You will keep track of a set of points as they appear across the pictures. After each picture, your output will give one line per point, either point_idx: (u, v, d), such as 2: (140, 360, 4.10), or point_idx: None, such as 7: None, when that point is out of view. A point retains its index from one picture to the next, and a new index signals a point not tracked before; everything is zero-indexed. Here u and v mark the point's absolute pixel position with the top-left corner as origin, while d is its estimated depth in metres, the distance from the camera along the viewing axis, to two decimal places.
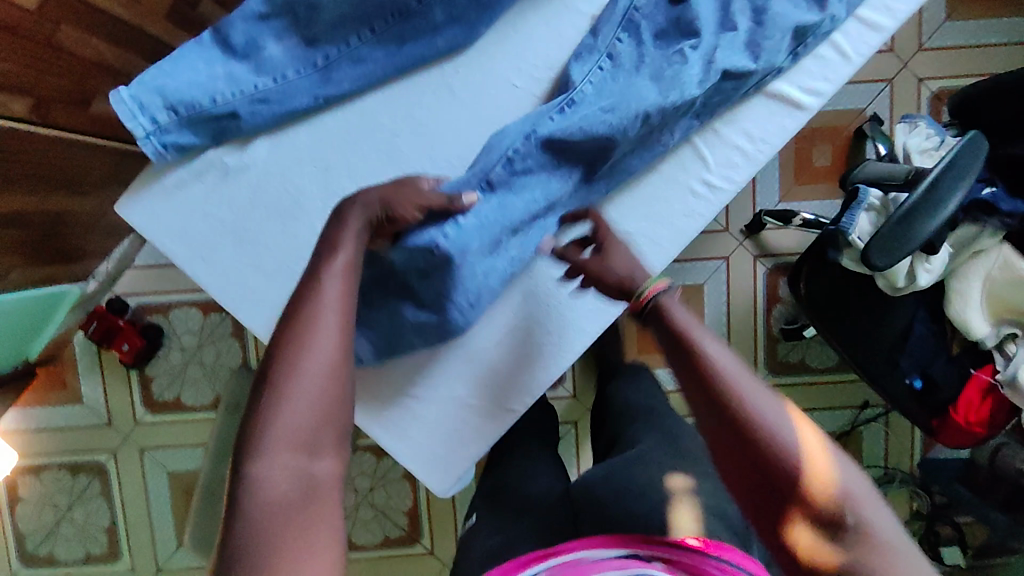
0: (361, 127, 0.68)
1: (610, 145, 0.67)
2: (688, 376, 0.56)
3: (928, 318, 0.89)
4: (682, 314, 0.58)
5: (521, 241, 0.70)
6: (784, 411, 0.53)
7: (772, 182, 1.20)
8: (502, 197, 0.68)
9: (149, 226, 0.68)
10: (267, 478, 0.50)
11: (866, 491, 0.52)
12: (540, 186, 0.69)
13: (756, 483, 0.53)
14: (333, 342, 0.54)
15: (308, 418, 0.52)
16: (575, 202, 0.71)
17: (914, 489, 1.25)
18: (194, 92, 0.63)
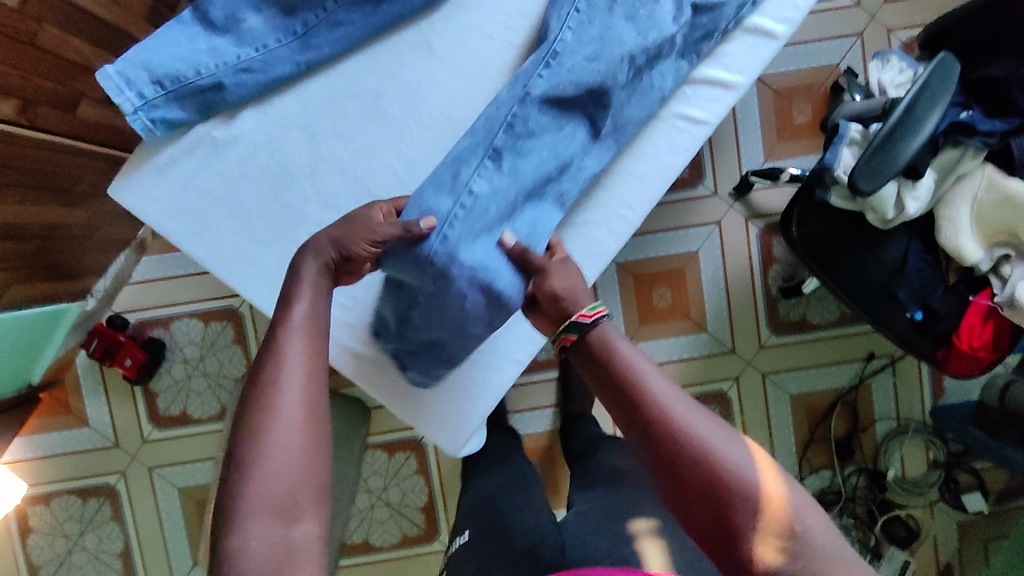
0: (344, 90, 0.69)
1: (602, 90, 0.69)
2: (624, 401, 0.56)
3: (921, 249, 0.90)
4: (616, 339, 0.60)
5: (534, 207, 0.69)
6: (721, 429, 0.55)
7: (756, 142, 1.22)
8: (512, 161, 0.68)
9: (144, 206, 0.68)
10: (244, 548, 0.49)
11: (800, 495, 0.54)
12: (547, 146, 0.69)
13: (703, 503, 0.54)
14: (303, 401, 0.54)
15: (279, 483, 0.51)
16: (582, 157, 0.71)
17: (930, 437, 1.27)
18: (178, 65, 0.64)
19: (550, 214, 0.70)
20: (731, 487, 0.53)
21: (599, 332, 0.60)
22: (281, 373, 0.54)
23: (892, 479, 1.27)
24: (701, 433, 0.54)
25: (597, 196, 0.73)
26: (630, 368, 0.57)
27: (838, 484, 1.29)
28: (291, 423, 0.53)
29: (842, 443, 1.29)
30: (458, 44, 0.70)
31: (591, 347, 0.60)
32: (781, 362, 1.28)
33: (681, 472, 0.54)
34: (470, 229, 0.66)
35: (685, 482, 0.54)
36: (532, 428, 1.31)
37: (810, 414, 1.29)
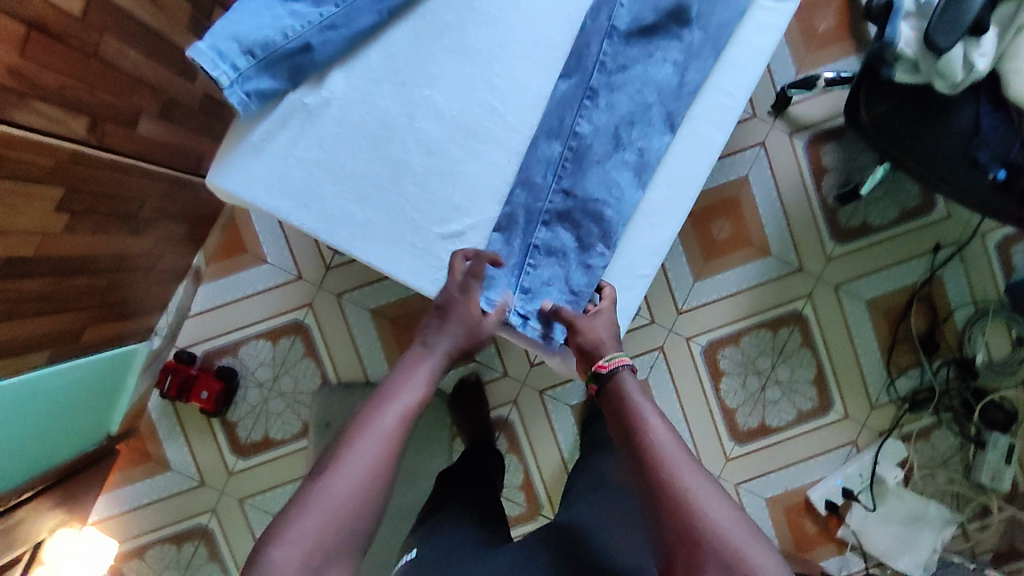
0: (427, 31, 0.68)
1: (682, 9, 0.68)
2: (629, 445, 0.58)
3: (991, 109, 0.89)
4: (634, 389, 0.62)
5: (645, 133, 0.69)
6: (707, 484, 0.55)
7: (786, 58, 1.23)
8: (608, 98, 0.69)
9: (246, 185, 0.67)
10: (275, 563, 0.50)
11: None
12: (639, 78, 0.69)
13: (678, 547, 0.53)
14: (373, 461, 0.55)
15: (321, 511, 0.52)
16: (678, 74, 0.69)
17: (1010, 316, 1.26)
18: (265, 32, 0.62)
19: (654, 139, 0.69)
20: (710, 550, 0.52)
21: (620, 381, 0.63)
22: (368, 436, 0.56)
23: (982, 364, 1.25)
24: (693, 487, 0.54)
25: (702, 105, 0.70)
26: (639, 414, 0.59)
27: (929, 379, 1.28)
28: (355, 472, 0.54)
29: (926, 338, 1.28)
30: None
31: (607, 393, 0.62)
32: (850, 270, 1.28)
33: (664, 522, 0.54)
34: (575, 164, 0.69)
35: (670, 535, 0.53)
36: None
37: (888, 315, 1.29)
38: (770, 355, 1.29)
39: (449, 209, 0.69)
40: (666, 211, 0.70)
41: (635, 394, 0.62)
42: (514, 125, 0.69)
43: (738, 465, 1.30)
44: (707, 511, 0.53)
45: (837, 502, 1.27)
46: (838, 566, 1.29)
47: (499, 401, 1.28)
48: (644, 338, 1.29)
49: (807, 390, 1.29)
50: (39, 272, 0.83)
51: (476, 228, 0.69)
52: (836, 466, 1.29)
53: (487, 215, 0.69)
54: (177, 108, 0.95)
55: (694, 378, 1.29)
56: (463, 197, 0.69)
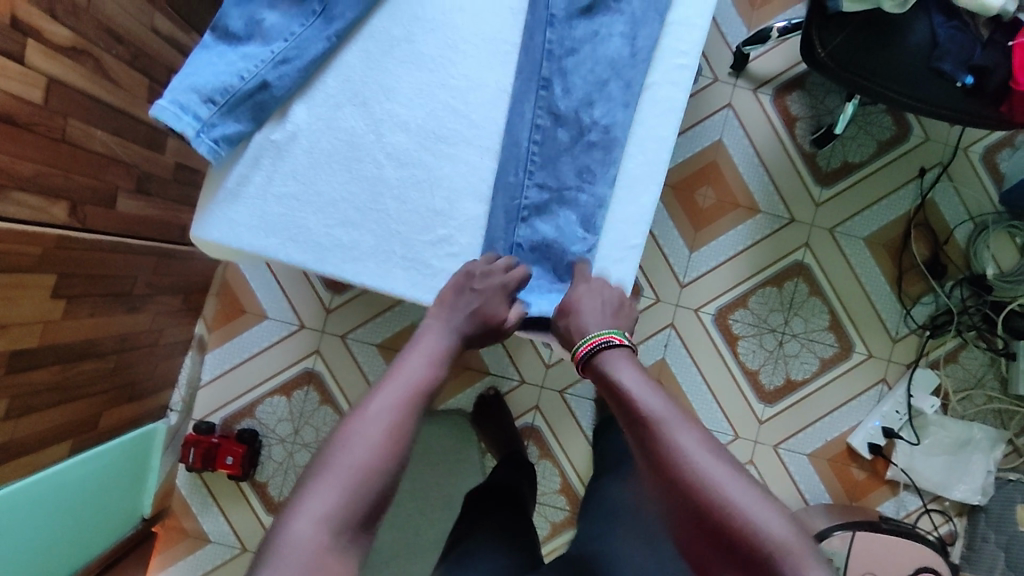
0: (377, 48, 0.68)
1: None
2: (626, 427, 0.56)
3: (945, 19, 0.90)
4: (623, 365, 0.60)
5: (605, 108, 0.68)
6: (694, 441, 0.53)
7: (733, 19, 1.27)
8: (563, 83, 0.68)
9: (230, 231, 0.68)
10: (293, 534, 0.46)
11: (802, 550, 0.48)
12: (591, 56, 0.68)
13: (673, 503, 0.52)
14: (379, 439, 0.52)
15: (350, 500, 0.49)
16: (625, 44, 0.68)
17: (1010, 225, 1.25)
18: (221, 78, 0.64)
19: (616, 115, 0.67)
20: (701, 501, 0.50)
21: (607, 360, 0.61)
22: (370, 418, 0.53)
23: (993, 277, 1.23)
24: (695, 462, 0.52)
25: (663, 66, 0.68)
26: (630, 390, 0.57)
27: (945, 302, 1.27)
28: (373, 423, 0.53)
29: (931, 263, 1.27)
30: None
31: (594, 370, 0.61)
32: (839, 213, 1.28)
33: (668, 499, 0.52)
34: (536, 152, 0.68)
35: (678, 512, 0.52)
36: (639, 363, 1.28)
37: (889, 249, 1.28)
38: (781, 311, 1.28)
39: (431, 216, 0.69)
40: (643, 177, 0.69)
41: (623, 370, 0.59)
42: (480, 123, 0.69)
43: (773, 426, 1.28)
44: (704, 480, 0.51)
45: (880, 444, 1.26)
46: (894, 508, 1.27)
47: (522, 409, 1.26)
48: (651, 318, 1.28)
49: (825, 337, 1.28)
50: (45, 363, 0.84)
51: (462, 229, 0.69)
52: (871, 408, 1.28)
53: (470, 216, 0.69)
54: (152, 181, 0.96)
55: (710, 347, 1.28)
56: (445, 201, 0.69)
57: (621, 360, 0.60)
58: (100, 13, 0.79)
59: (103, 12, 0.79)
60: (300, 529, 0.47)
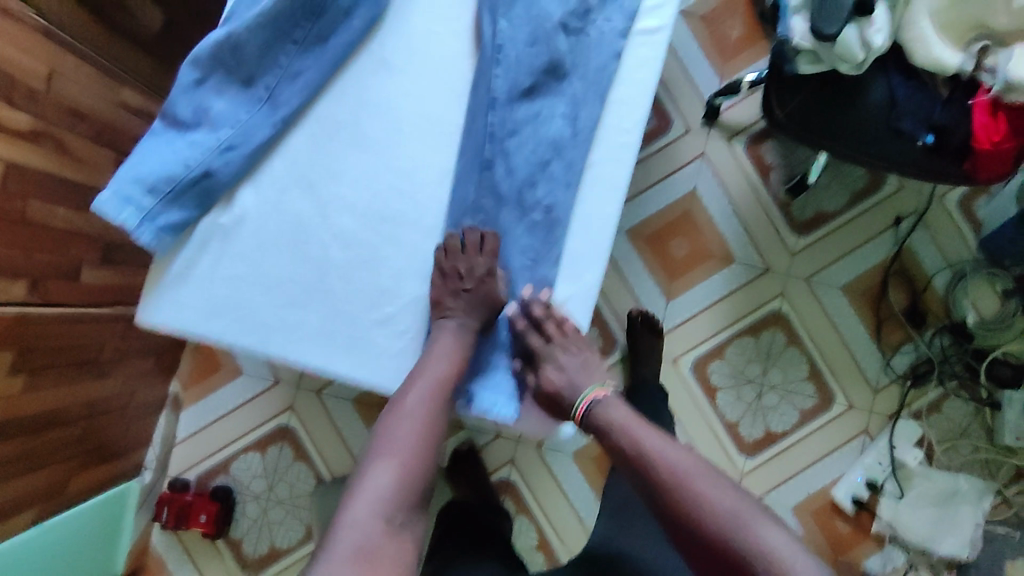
0: (324, 132, 0.69)
1: (556, 64, 0.68)
2: (629, 470, 0.66)
3: (903, 79, 0.90)
4: (618, 413, 0.69)
5: (548, 188, 0.68)
6: (685, 465, 0.64)
7: (704, 71, 1.28)
8: (505, 164, 0.68)
9: (177, 314, 0.68)
10: (352, 520, 0.59)
11: (792, 547, 0.58)
12: (533, 136, 0.68)
13: (678, 521, 0.62)
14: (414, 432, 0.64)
15: (399, 485, 0.62)
16: (567, 125, 0.68)
17: (990, 271, 1.23)
18: (167, 167, 0.65)
19: (559, 195, 0.67)
20: (697, 512, 0.61)
21: (603, 410, 0.71)
22: (405, 414, 0.65)
23: (975, 326, 1.22)
24: (693, 488, 0.62)
25: (606, 147, 0.69)
26: (628, 436, 0.67)
27: (925, 351, 1.26)
28: (409, 420, 0.64)
29: (910, 312, 1.26)
30: (408, 49, 0.69)
31: (592, 423, 0.70)
32: (814, 261, 1.28)
33: (672, 520, 0.63)
34: (479, 233, 0.68)
35: (682, 528, 0.62)
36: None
37: (866, 296, 1.28)
38: (758, 361, 1.28)
39: (376, 296, 0.68)
40: (588, 256, 0.69)
41: (618, 417, 0.69)
42: (424, 203, 0.69)
43: (755, 478, 1.26)
44: (699, 497, 0.62)
45: (864, 497, 1.23)
46: (881, 564, 1.24)
47: (498, 463, 1.25)
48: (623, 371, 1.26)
49: (805, 388, 1.27)
50: (7, 438, 0.84)
51: (407, 309, 0.69)
52: (853, 460, 1.26)
53: (416, 296, 0.69)
54: (118, 250, 0.97)
55: (687, 397, 1.28)
56: (389, 281, 0.69)
57: (615, 407, 0.70)
58: (58, 94, 0.80)
59: (65, 93, 0.81)
60: (353, 520, 0.59)
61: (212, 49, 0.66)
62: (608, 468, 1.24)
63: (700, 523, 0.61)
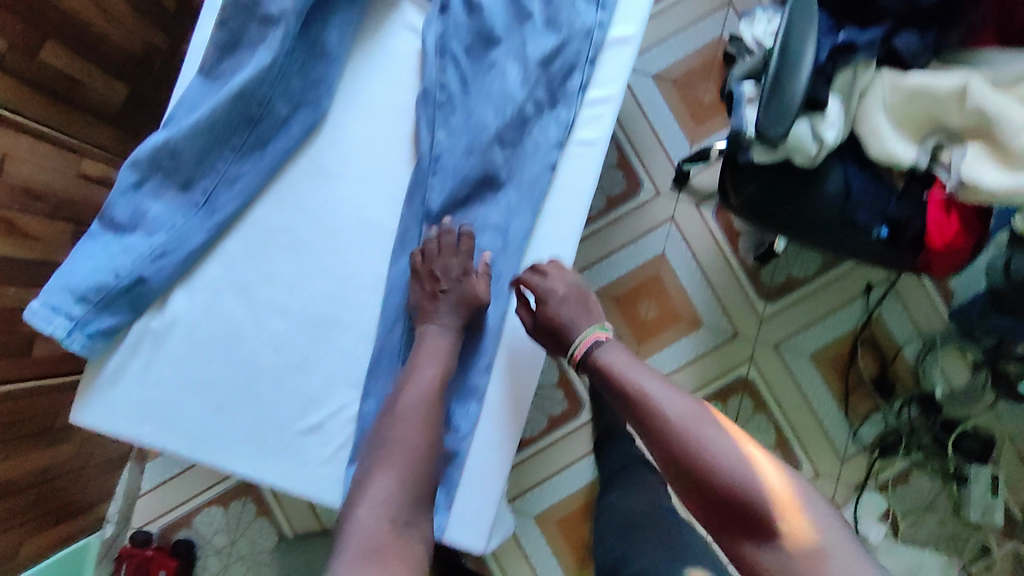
0: (259, 238, 0.69)
1: (491, 177, 0.68)
2: (631, 414, 0.63)
3: (859, 170, 0.89)
4: (618, 357, 0.66)
5: (480, 300, 0.69)
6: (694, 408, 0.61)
7: (675, 134, 1.27)
8: None
9: (107, 417, 0.67)
10: (358, 527, 0.55)
11: (801, 496, 0.57)
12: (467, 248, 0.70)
13: (691, 464, 0.59)
14: (415, 430, 0.61)
15: (400, 488, 0.58)
16: (498, 239, 0.69)
17: (960, 342, 1.21)
18: (97, 275, 0.65)
19: (489, 308, 0.69)
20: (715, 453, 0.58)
21: (602, 353, 0.67)
22: (403, 412, 0.62)
23: (942, 397, 1.21)
24: (707, 431, 0.59)
25: (539, 259, 0.69)
26: (632, 382, 0.63)
27: (893, 422, 1.24)
28: (410, 411, 0.62)
29: (879, 381, 1.25)
30: (347, 155, 0.69)
31: (590, 363, 0.66)
32: (784, 328, 1.27)
33: (681, 459, 0.59)
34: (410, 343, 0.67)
35: (693, 470, 0.58)
36: (561, 494, 1.25)
37: (835, 367, 1.27)
38: None
39: (306, 402, 0.68)
40: (520, 367, 0.70)
41: (619, 361, 0.66)
42: (357, 309, 0.69)
43: None
44: (716, 445, 0.58)
45: None
46: None
47: None
48: (588, 434, 1.26)
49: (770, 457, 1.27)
50: None
51: (337, 415, 0.68)
52: None
53: (346, 403, 0.68)
54: None
55: None
56: (319, 387, 0.68)
57: (614, 352, 0.66)
58: (12, 177, 0.79)
59: (15, 176, 0.80)
60: (361, 520, 0.55)
61: (151, 154, 0.66)
62: (571, 533, 1.24)
63: (708, 470, 0.58)
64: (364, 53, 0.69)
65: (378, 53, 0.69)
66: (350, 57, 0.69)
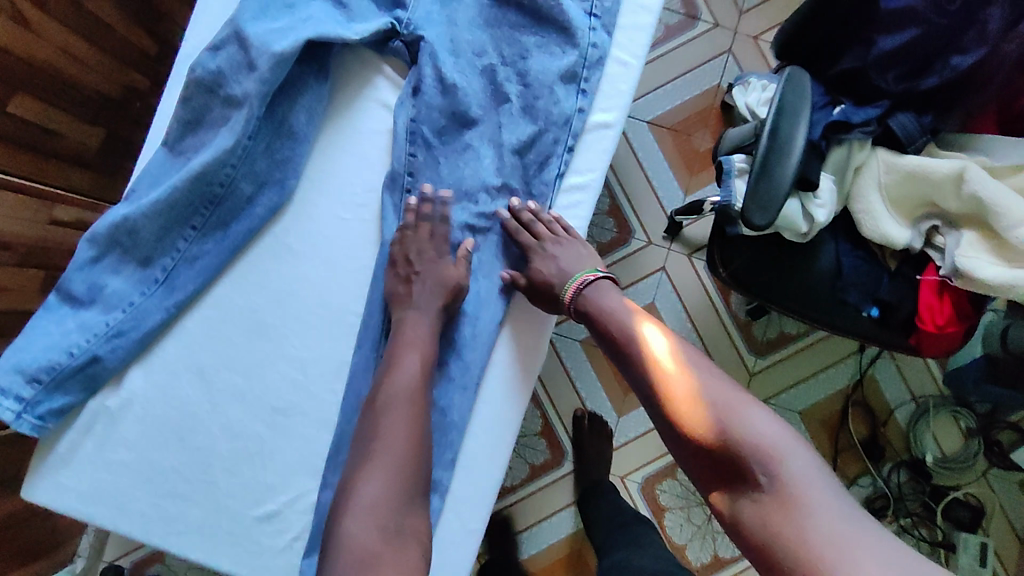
0: (220, 317, 0.67)
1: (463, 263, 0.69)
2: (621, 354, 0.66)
3: (851, 248, 0.87)
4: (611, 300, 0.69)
5: (444, 390, 0.67)
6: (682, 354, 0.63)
7: (669, 182, 1.24)
8: None
9: (59, 496, 0.65)
10: (350, 540, 0.54)
11: (782, 439, 0.55)
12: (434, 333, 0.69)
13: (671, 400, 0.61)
14: (402, 426, 0.60)
15: (389, 492, 0.57)
16: (468, 326, 0.69)
17: (955, 408, 1.20)
18: (49, 355, 0.63)
19: (454, 400, 0.67)
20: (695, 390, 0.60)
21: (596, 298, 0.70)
22: (389, 409, 0.61)
23: (933, 464, 1.19)
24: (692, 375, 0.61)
25: (509, 346, 0.70)
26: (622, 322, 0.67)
27: (882, 486, 1.21)
28: (399, 404, 0.61)
29: (869, 444, 1.22)
30: (313, 235, 0.69)
31: (584, 305, 0.70)
32: (774, 384, 1.24)
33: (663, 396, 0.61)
34: None
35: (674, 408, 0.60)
36: (541, 544, 1.22)
37: (826, 424, 1.23)
38: None
39: (262, 490, 0.66)
40: (484, 458, 0.68)
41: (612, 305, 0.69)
42: (318, 395, 0.67)
43: None
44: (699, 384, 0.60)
45: None
46: None
47: None
48: (571, 484, 1.23)
49: None
50: None
51: (294, 504, 0.66)
52: None
53: (303, 491, 0.66)
54: None
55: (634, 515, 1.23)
56: (277, 476, 0.66)
57: (608, 295, 0.70)
58: None
59: None
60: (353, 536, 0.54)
61: (110, 230, 0.65)
62: None
63: (685, 408, 0.59)
64: (338, 134, 0.70)
65: (352, 136, 0.70)
66: (323, 138, 0.70)
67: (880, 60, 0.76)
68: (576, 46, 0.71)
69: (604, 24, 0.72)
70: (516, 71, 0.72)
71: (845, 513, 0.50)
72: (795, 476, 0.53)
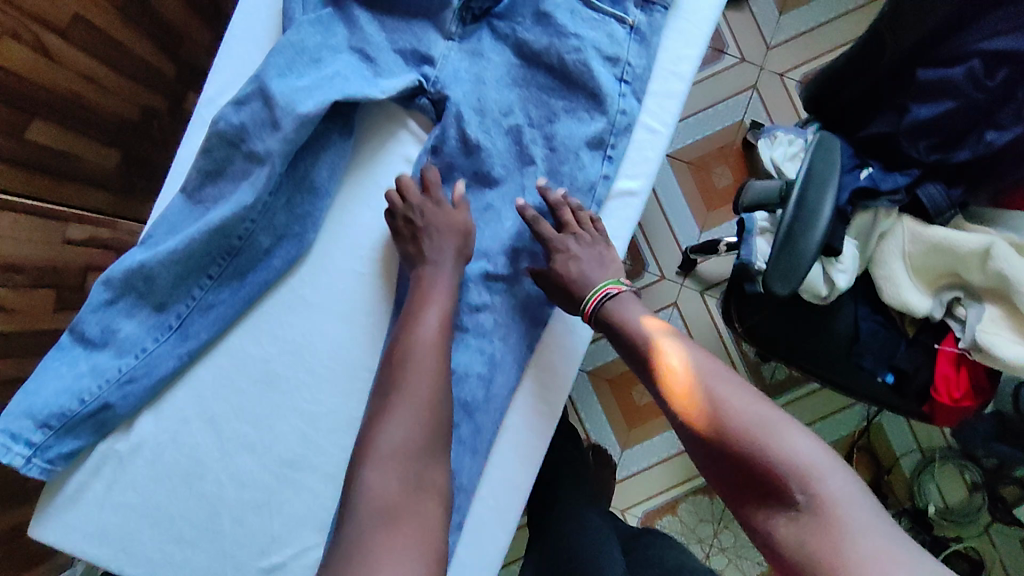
0: (232, 367, 0.67)
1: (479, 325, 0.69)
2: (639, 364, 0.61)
3: (871, 312, 0.86)
4: (631, 310, 0.65)
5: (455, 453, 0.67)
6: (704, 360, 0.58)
7: (685, 218, 1.23)
8: None
9: (65, 537, 0.65)
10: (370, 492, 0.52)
11: (827, 461, 0.49)
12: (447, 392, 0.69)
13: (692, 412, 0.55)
14: (423, 372, 0.60)
15: (412, 437, 0.56)
16: (481, 388, 0.68)
17: (961, 462, 1.19)
18: (60, 400, 0.63)
19: (464, 464, 0.67)
20: (718, 402, 0.54)
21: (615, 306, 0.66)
22: (410, 358, 0.61)
23: (935, 515, 1.18)
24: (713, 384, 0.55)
25: (522, 406, 0.70)
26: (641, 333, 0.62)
27: None
28: (420, 351, 0.61)
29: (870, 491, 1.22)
30: (328, 288, 0.69)
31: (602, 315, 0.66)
32: None
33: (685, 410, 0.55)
34: None
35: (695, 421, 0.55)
36: None
37: None
38: (710, 522, 1.24)
39: (267, 542, 0.66)
40: (490, 519, 0.69)
41: (631, 313, 0.65)
42: (326, 449, 0.66)
43: None
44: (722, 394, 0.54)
45: None
46: None
47: None
48: None
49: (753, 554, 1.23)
50: None
51: (299, 556, 0.66)
52: None
53: (308, 545, 0.66)
54: None
55: None
56: (283, 527, 0.66)
57: (628, 304, 0.66)
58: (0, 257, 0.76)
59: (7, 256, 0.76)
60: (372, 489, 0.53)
61: (126, 276, 0.65)
62: None
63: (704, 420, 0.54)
64: (358, 188, 0.71)
65: (372, 191, 0.71)
66: (341, 193, 0.70)
67: (911, 128, 0.74)
68: (605, 112, 0.71)
69: (635, 90, 0.72)
70: (544, 134, 0.72)
71: (894, 540, 0.44)
72: (834, 496, 0.47)
